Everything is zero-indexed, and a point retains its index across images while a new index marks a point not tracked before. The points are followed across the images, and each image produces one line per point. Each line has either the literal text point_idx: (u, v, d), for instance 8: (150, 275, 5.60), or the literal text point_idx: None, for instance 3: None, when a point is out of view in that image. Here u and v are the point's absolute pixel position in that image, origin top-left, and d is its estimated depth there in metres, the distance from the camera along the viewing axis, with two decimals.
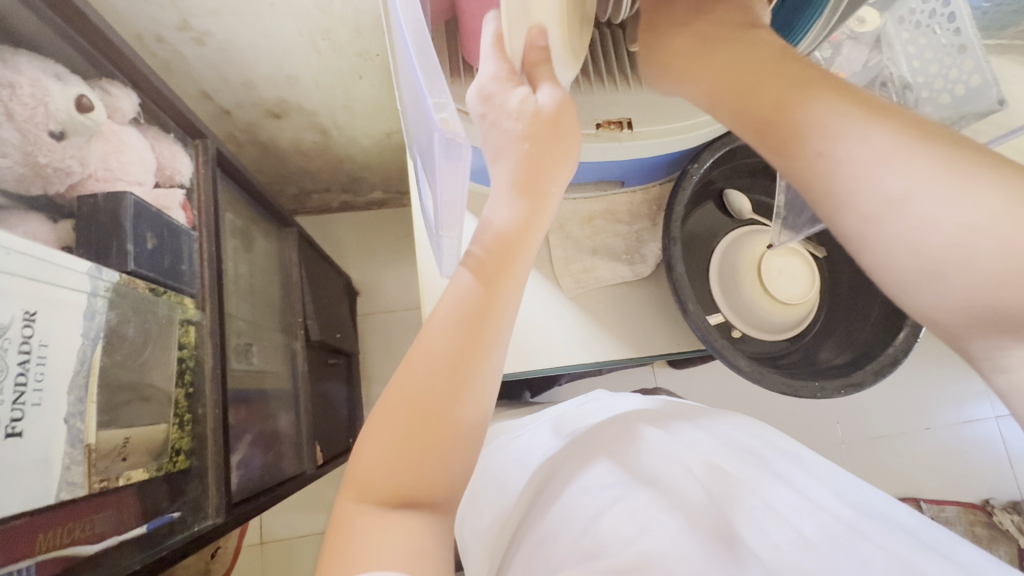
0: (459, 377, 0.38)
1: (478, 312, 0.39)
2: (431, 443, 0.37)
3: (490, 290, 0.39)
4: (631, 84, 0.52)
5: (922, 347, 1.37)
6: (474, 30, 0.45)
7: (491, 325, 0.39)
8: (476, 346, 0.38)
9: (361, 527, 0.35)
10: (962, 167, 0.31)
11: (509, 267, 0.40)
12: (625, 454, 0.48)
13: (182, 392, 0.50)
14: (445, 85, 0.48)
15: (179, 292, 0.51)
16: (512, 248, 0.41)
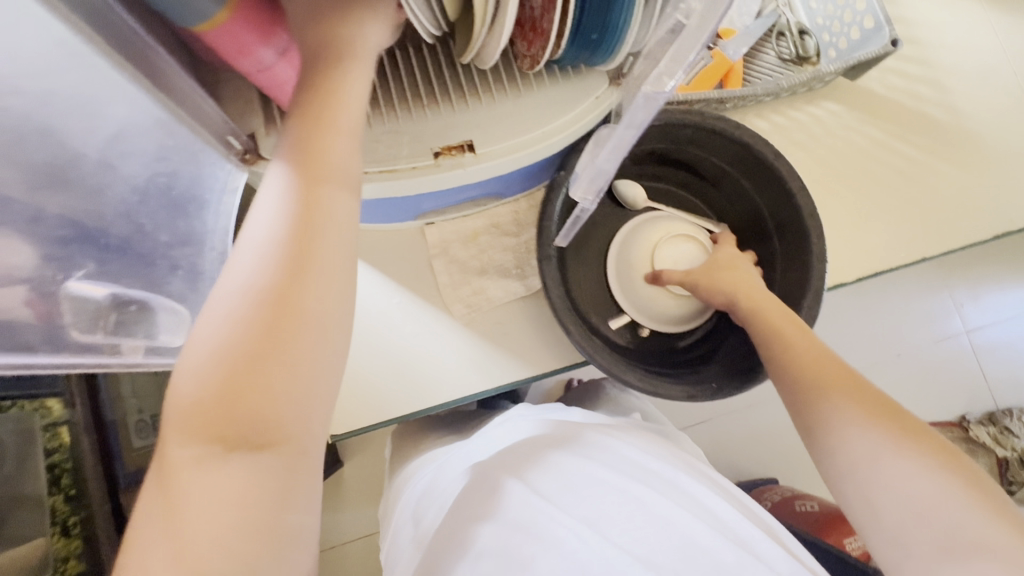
0: (284, 307, 0.33)
1: (299, 230, 0.35)
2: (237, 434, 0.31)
3: (300, 214, 0.35)
4: (471, 97, 0.47)
5: (886, 276, 1.35)
6: (270, 84, 0.41)
7: (294, 310, 0.34)
8: (303, 265, 0.34)
9: (188, 482, 0.31)
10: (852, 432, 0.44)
11: (313, 194, 0.36)
12: (514, 488, 0.45)
13: (59, 497, 0.59)
14: (261, 139, 0.44)
15: (36, 399, 0.58)
16: (307, 212, 0.35)
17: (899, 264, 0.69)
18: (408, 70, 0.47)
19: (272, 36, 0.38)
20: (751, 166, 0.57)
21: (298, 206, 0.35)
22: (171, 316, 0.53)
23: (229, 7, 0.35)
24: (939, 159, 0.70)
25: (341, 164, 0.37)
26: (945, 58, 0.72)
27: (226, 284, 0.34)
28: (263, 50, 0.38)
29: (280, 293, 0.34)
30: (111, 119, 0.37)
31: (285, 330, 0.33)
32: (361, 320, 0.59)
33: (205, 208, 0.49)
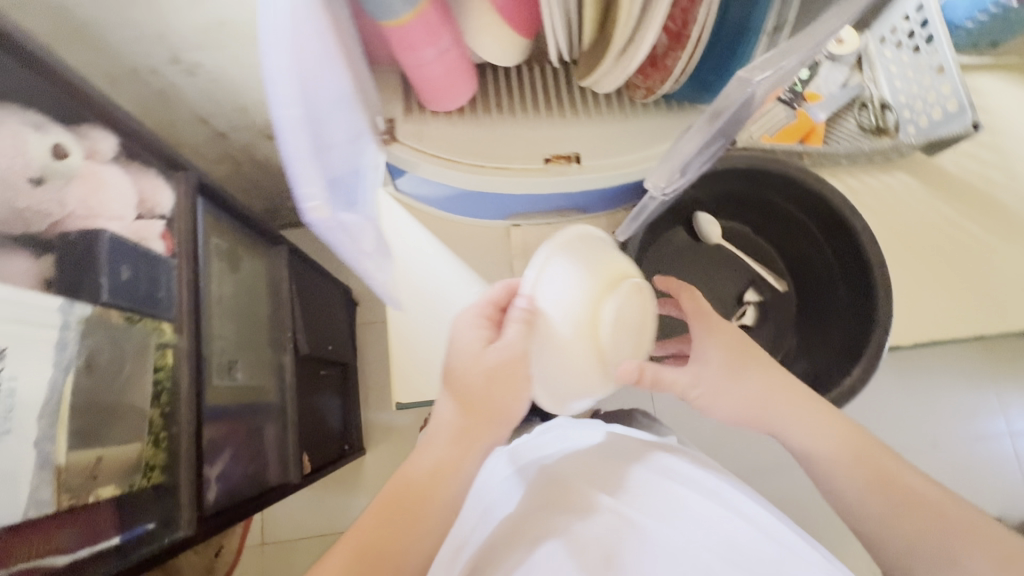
0: (414, 505, 0.46)
1: (444, 461, 0.47)
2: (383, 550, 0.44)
3: (462, 439, 0.48)
4: (583, 116, 0.53)
5: (928, 360, 1.34)
6: (420, 80, 0.48)
7: (421, 496, 0.46)
8: (424, 498, 0.46)
9: None
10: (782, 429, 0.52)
11: (474, 443, 0.48)
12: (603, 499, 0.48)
13: (157, 412, 0.54)
14: (399, 124, 0.51)
15: (156, 318, 0.54)
16: (461, 446, 0.47)
17: (954, 337, 0.71)
18: (531, 86, 0.54)
19: (437, 38, 0.44)
20: (827, 219, 0.60)
21: (444, 460, 0.47)
22: (387, 253, 0.56)
23: (417, 11, 0.41)
24: (1005, 243, 0.72)
25: (501, 421, 0.49)
26: (1021, 150, 0.75)
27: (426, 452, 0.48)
28: (427, 50, 0.45)
29: (408, 506, 0.45)
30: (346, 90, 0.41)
31: (411, 510, 0.45)
32: (440, 302, 0.64)
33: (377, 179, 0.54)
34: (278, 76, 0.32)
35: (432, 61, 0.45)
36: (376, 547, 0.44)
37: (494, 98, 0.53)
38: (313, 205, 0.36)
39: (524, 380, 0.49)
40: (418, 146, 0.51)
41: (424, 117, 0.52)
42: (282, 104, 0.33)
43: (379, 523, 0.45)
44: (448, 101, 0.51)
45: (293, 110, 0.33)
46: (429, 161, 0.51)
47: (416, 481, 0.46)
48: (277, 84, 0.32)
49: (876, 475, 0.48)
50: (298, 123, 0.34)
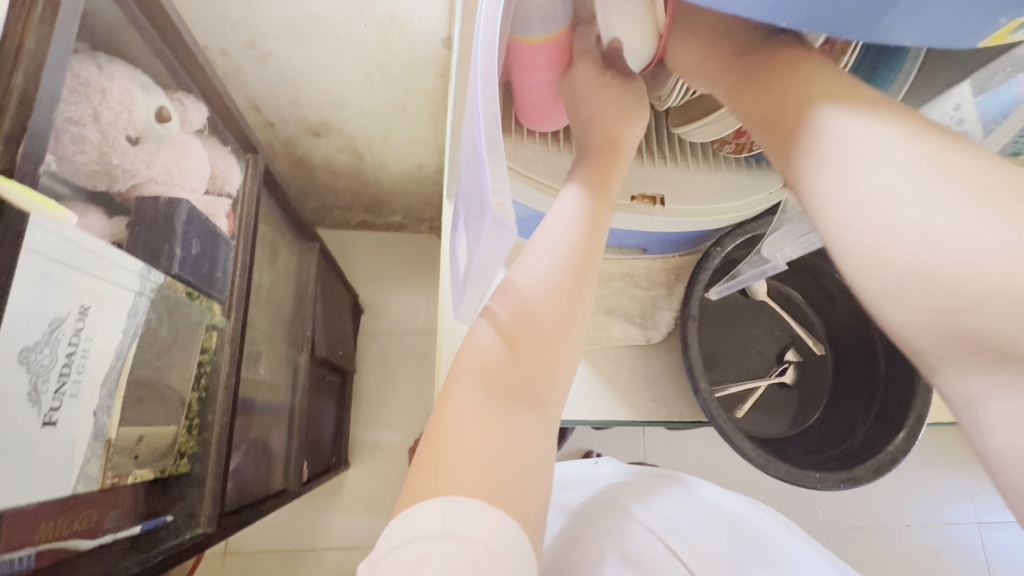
0: (574, 305, 0.38)
1: (592, 246, 0.39)
2: (544, 334, 0.37)
3: (597, 231, 0.40)
4: (670, 161, 0.55)
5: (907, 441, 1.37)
6: (523, 100, 0.49)
7: (568, 299, 0.38)
8: (570, 312, 0.38)
9: (478, 396, 0.34)
10: (949, 166, 0.24)
11: (604, 233, 0.40)
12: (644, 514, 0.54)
13: (196, 397, 0.51)
14: (497, 141, 0.51)
15: (209, 298, 0.53)
16: (591, 236, 0.40)
17: None
18: None
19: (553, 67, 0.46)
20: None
21: (575, 248, 0.39)
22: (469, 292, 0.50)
23: (547, 35, 0.43)
24: None
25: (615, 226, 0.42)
26: None
27: (531, 264, 0.39)
28: (547, 74, 0.46)
29: (565, 298, 0.37)
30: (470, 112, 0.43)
31: (573, 308, 0.38)
32: None
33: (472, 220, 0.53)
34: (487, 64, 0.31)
35: (547, 86, 0.47)
36: (532, 332, 0.37)
37: None
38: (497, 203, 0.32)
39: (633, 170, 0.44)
40: (513, 165, 0.51)
41: (521, 138, 0.53)
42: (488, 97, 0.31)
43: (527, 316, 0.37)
44: (549, 122, 0.51)
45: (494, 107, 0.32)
46: (522, 181, 0.51)
47: (539, 321, 0.37)
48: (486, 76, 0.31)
49: (974, 346, 0.23)
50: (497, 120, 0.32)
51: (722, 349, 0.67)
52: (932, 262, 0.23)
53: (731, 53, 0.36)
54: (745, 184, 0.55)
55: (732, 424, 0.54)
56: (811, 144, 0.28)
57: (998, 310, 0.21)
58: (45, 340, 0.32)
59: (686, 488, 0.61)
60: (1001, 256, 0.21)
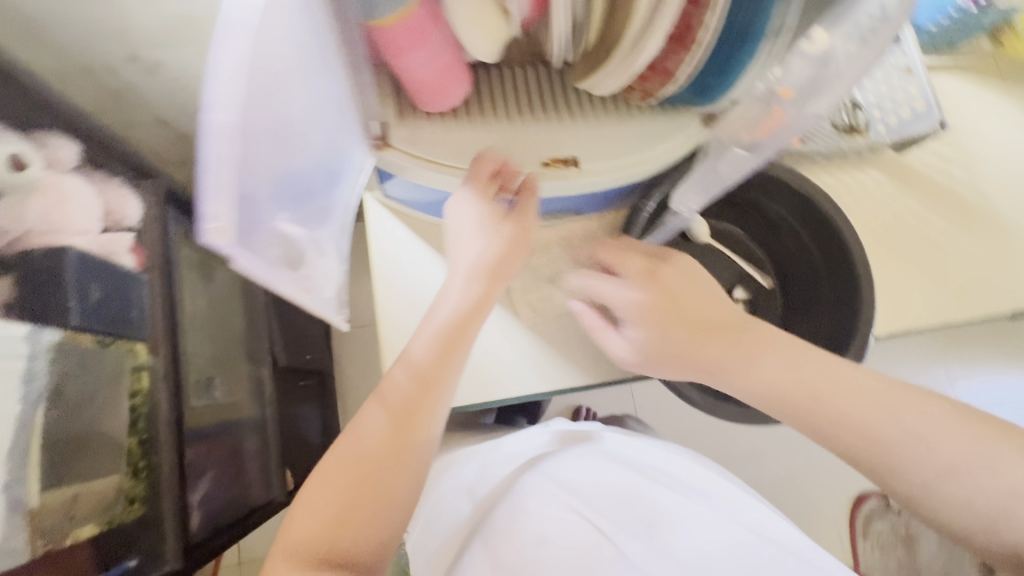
0: (422, 399, 0.46)
1: (440, 356, 0.47)
2: (415, 399, 0.46)
3: (448, 347, 0.47)
4: (580, 119, 0.52)
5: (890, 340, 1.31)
6: (408, 81, 0.45)
7: (430, 385, 0.46)
8: (430, 396, 0.46)
9: (321, 510, 0.43)
10: (748, 340, 0.50)
11: (459, 346, 0.47)
12: (542, 494, 0.55)
13: (135, 440, 0.51)
14: (392, 129, 0.49)
15: (129, 340, 0.52)
16: (456, 326, 0.48)
17: (917, 325, 0.76)
18: (526, 90, 0.52)
19: (424, 42, 0.42)
20: (815, 219, 0.61)
21: (442, 349, 0.47)
22: (323, 269, 0.47)
23: (402, 13, 0.39)
24: (964, 235, 0.77)
25: (475, 330, 0.49)
26: (980, 150, 0.79)
27: (423, 336, 0.47)
28: (437, 34, 0.43)
29: (424, 389, 0.46)
30: (320, 90, 0.40)
31: (415, 401, 0.46)
32: None
33: (340, 181, 0.50)
34: (222, 73, 0.28)
35: (423, 65, 0.43)
36: (400, 412, 0.46)
37: (488, 100, 0.51)
38: (214, 229, 0.29)
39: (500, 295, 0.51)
40: (413, 152, 0.49)
41: (416, 119, 0.50)
42: (215, 106, 0.28)
43: (433, 363, 0.46)
44: (442, 98, 0.48)
45: (226, 117, 0.28)
46: (426, 166, 0.49)
47: (424, 370, 0.46)
48: (211, 83, 0.27)
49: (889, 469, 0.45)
50: (228, 134, 0.28)
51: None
52: (809, 404, 0.47)
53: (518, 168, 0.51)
54: (659, 131, 0.52)
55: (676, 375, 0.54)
56: (650, 329, 0.52)
57: (878, 441, 0.45)
58: None
59: (622, 452, 0.60)
60: (869, 403, 0.46)
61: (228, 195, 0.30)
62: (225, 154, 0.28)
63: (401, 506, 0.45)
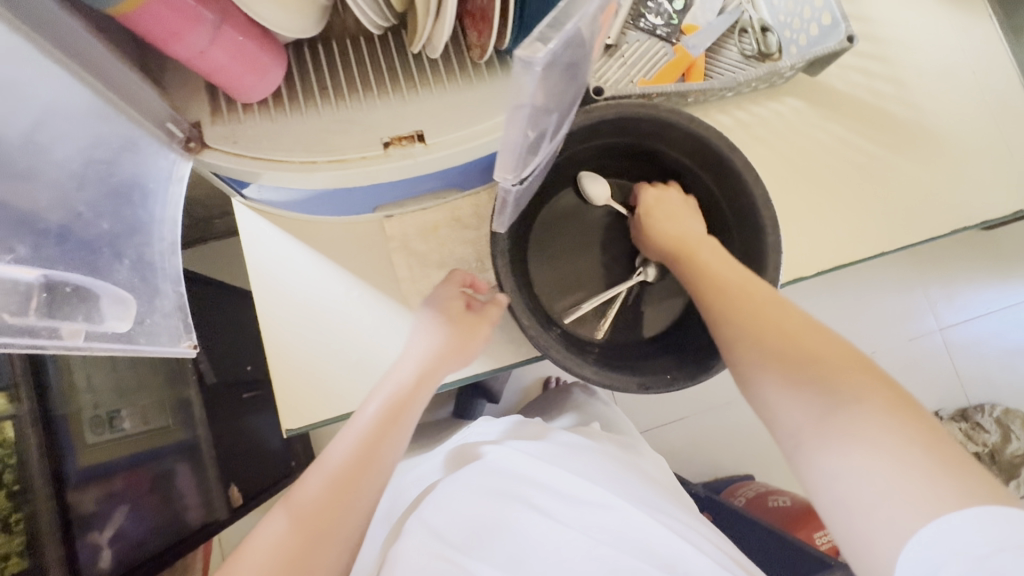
0: (346, 495, 0.43)
1: (368, 447, 0.46)
2: (338, 496, 0.43)
3: (375, 441, 0.46)
4: (423, 87, 0.46)
5: (866, 266, 1.21)
6: (206, 72, 0.41)
7: (355, 481, 0.44)
8: (351, 489, 0.44)
9: None
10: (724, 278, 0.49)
11: (387, 437, 0.47)
12: (409, 544, 0.45)
13: (5, 493, 0.52)
14: (207, 128, 0.44)
15: None
16: (388, 419, 0.48)
17: (857, 258, 0.71)
18: (358, 62, 0.46)
19: (198, 19, 0.37)
20: (711, 156, 0.55)
21: (367, 445, 0.46)
22: (112, 305, 0.42)
23: None
24: (899, 154, 0.72)
25: (407, 425, 0.49)
26: (908, 58, 0.73)
27: (347, 434, 0.47)
28: (209, 13, 0.38)
29: (344, 485, 0.44)
30: (41, 95, 0.34)
31: (339, 492, 0.43)
32: (317, 311, 0.58)
33: (148, 202, 0.45)
34: None
35: (207, 46, 0.39)
36: (319, 517, 0.42)
37: (317, 80, 0.46)
38: None
39: (422, 396, 0.51)
40: (235, 150, 0.44)
41: (236, 114, 0.45)
42: None
43: (355, 461, 0.45)
44: (256, 85, 0.43)
45: None
46: (251, 165, 0.44)
47: (341, 473, 0.44)
48: None
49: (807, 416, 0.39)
50: None
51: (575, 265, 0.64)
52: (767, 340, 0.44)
53: (361, 147, 0.46)
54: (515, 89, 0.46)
55: (567, 358, 0.50)
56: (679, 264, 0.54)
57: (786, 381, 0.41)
58: None
59: (511, 467, 0.49)
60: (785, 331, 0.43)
61: None
62: None
63: None
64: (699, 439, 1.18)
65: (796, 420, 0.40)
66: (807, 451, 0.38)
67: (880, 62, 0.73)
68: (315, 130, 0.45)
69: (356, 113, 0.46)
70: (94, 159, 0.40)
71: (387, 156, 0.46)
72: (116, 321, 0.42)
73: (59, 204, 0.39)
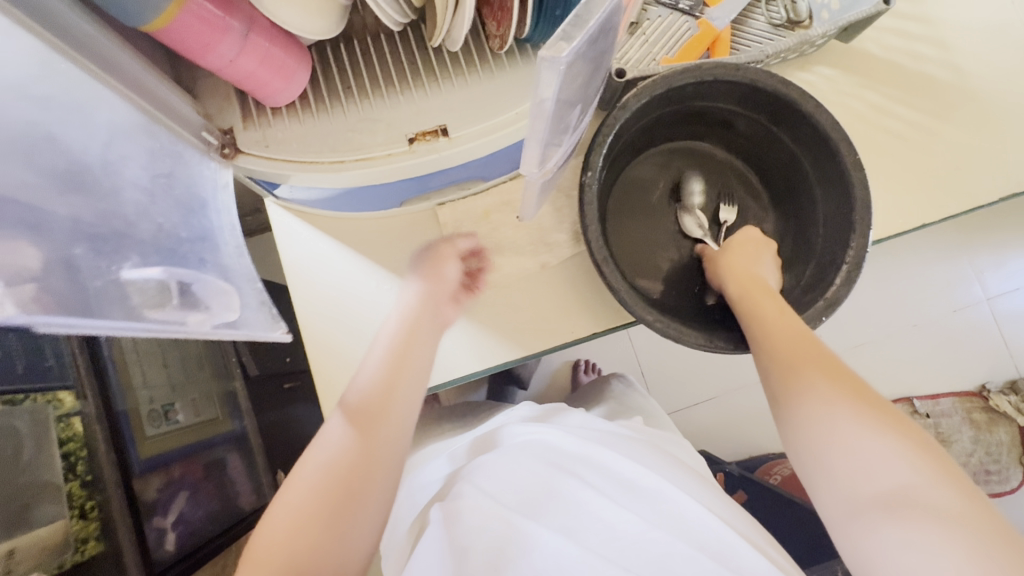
0: (379, 415, 0.47)
1: (395, 373, 0.49)
2: (373, 413, 0.47)
3: (397, 363, 0.50)
4: (444, 80, 0.47)
5: (904, 238, 1.17)
6: (236, 80, 0.42)
7: (387, 402, 0.48)
8: (384, 412, 0.47)
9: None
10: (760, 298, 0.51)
11: (409, 359, 0.50)
12: (472, 501, 0.45)
13: (76, 483, 0.56)
14: (239, 133, 0.46)
15: (48, 391, 0.56)
16: (405, 344, 0.51)
17: (897, 230, 0.68)
18: (378, 58, 0.47)
19: (228, 29, 0.39)
20: (767, 101, 0.55)
21: (391, 370, 0.49)
22: (216, 295, 0.44)
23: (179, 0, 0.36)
24: (940, 120, 0.68)
25: (424, 346, 0.52)
26: (949, 17, 0.69)
27: (368, 364, 0.50)
28: (236, 22, 0.39)
29: (377, 405, 0.47)
30: (97, 115, 0.35)
31: (377, 413, 0.47)
32: (351, 304, 0.60)
33: (207, 210, 0.47)
34: None
35: (237, 54, 0.40)
36: (360, 426, 0.46)
37: (340, 79, 0.47)
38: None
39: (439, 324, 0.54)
40: (267, 154, 0.45)
41: (266, 118, 0.46)
42: None
43: (381, 382, 0.48)
44: (284, 90, 0.44)
45: None
46: (290, 169, 0.45)
47: (371, 393, 0.48)
48: None
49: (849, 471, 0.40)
50: None
51: (651, 243, 0.61)
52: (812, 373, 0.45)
53: (387, 143, 0.46)
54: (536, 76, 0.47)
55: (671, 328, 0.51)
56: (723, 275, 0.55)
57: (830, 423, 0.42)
58: None
59: (564, 447, 0.50)
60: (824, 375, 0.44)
61: None
62: None
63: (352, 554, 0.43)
64: (732, 419, 1.16)
65: (865, 458, 0.39)
66: (846, 521, 0.39)
67: (918, 22, 0.69)
68: (389, 111, 0.46)
69: (383, 109, 0.46)
70: (158, 174, 0.42)
71: (414, 152, 0.47)
72: (224, 310, 0.44)
73: (143, 216, 0.41)
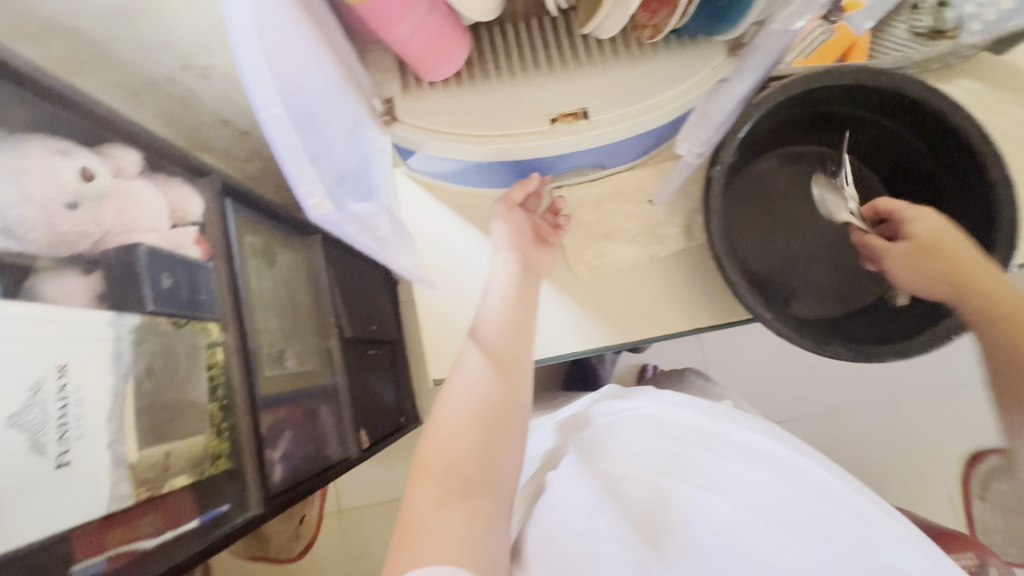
0: (503, 356, 0.55)
1: (514, 318, 0.56)
2: (499, 353, 0.55)
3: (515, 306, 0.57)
4: (589, 66, 0.49)
5: None
6: (404, 53, 0.45)
7: (507, 343, 0.55)
8: (506, 355, 0.55)
9: (431, 499, 0.47)
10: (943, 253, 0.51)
11: (526, 301, 0.57)
12: (616, 464, 0.53)
13: (216, 405, 0.62)
14: (398, 103, 0.50)
15: (201, 320, 0.62)
16: (521, 290, 0.58)
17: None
18: (528, 43, 0.50)
19: (413, 8, 0.41)
20: (911, 109, 0.53)
21: (511, 313, 0.56)
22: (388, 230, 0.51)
23: None
24: None
25: (534, 291, 0.59)
26: None
27: (490, 304, 0.57)
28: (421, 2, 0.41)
29: (504, 348, 0.55)
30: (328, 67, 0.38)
31: (502, 354, 0.55)
32: (462, 274, 0.64)
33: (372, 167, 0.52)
34: (253, 72, 0.28)
35: (414, 33, 0.42)
36: (494, 363, 0.54)
37: (492, 60, 0.50)
38: (314, 200, 0.34)
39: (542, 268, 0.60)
40: (421, 124, 0.49)
41: (421, 89, 0.50)
42: (264, 105, 0.29)
43: (504, 325, 0.56)
44: (443, 63, 0.47)
45: (276, 110, 0.29)
46: (440, 139, 0.49)
47: (495, 336, 0.55)
48: (250, 86, 0.28)
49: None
50: (285, 123, 0.30)
51: (765, 242, 0.61)
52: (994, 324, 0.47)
53: (531, 122, 0.49)
54: (680, 66, 0.48)
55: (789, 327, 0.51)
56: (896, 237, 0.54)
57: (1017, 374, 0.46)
58: (30, 404, 0.44)
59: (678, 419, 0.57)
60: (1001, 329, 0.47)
61: (311, 174, 0.33)
62: (290, 142, 0.31)
63: (496, 484, 0.50)
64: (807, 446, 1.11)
65: None
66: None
67: None
68: (533, 92, 0.49)
69: (529, 88, 0.49)
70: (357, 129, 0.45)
71: (554, 132, 0.49)
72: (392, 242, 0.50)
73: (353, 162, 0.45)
